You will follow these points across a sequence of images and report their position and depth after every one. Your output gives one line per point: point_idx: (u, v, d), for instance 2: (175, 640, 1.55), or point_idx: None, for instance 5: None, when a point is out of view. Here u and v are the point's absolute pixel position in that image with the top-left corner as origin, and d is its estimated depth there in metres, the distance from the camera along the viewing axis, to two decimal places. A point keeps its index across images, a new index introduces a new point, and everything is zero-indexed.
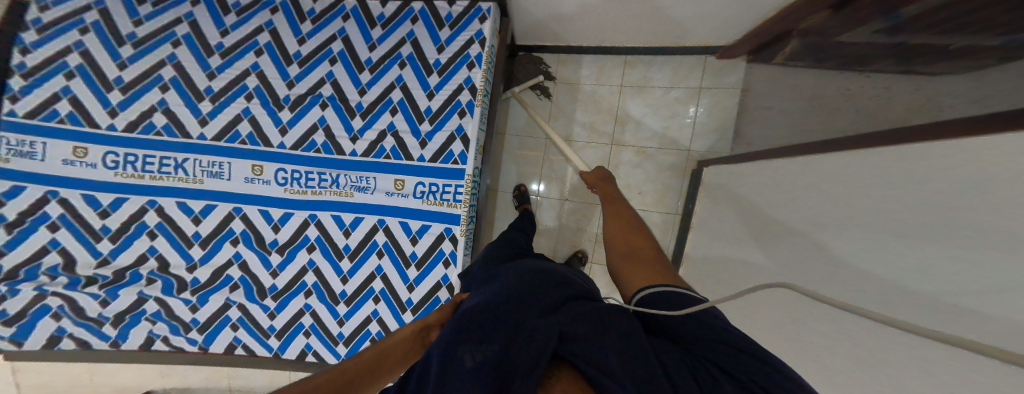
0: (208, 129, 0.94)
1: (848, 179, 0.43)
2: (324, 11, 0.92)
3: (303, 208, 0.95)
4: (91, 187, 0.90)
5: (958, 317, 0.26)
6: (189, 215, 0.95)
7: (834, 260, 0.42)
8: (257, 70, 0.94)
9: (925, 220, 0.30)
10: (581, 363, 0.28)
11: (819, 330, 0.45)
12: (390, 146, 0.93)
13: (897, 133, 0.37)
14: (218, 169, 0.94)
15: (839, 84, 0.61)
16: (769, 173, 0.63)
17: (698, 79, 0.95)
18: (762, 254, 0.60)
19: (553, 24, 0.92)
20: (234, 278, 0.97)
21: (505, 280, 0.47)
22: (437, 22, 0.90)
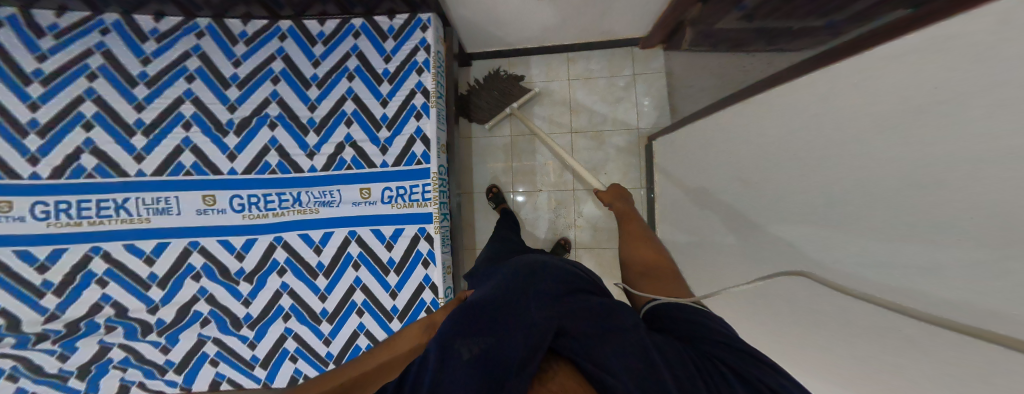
0: (146, 163, 0.94)
1: (782, 144, 0.48)
2: (258, 30, 0.97)
3: (270, 229, 0.97)
4: (20, 243, 0.86)
5: (856, 218, 0.32)
6: (140, 256, 0.93)
7: (785, 219, 0.47)
8: (191, 97, 0.95)
9: (843, 162, 0.35)
10: (581, 360, 0.33)
11: (781, 278, 0.49)
12: (351, 157, 0.97)
13: (797, 96, 0.44)
14: (170, 204, 0.95)
15: (723, 61, 0.74)
16: (716, 145, 0.70)
17: (630, 67, 1.09)
18: (724, 219, 0.66)
19: (495, 30, 1.01)
20: (203, 313, 0.95)
21: (502, 282, 0.51)
22: (380, 35, 0.98)
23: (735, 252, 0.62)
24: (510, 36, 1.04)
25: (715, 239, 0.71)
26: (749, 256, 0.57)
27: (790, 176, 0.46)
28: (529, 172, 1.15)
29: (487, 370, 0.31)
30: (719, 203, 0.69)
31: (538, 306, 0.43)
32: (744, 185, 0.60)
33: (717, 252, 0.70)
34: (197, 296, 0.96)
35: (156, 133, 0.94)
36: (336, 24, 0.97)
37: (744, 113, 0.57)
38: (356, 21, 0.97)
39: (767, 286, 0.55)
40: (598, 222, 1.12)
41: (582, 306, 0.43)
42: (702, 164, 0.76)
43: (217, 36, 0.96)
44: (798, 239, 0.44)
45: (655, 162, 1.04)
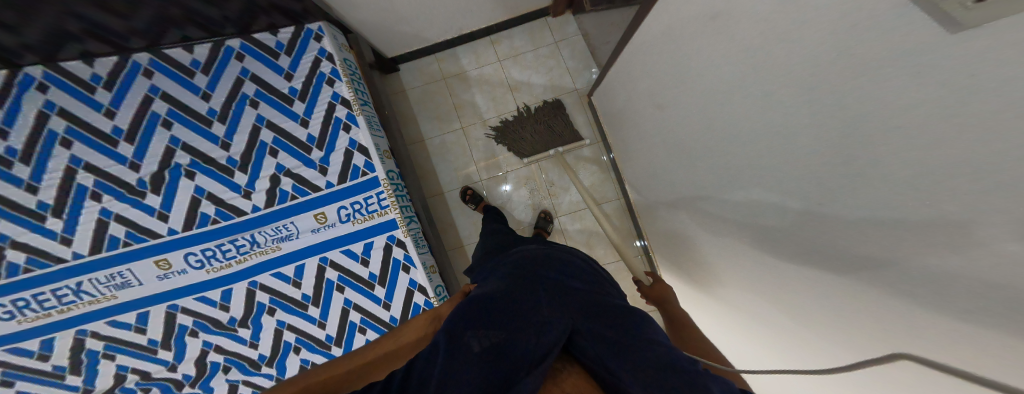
0: (78, 244, 0.93)
1: (718, 84, 0.50)
2: (118, 70, 0.89)
3: (244, 274, 1.00)
4: (11, 341, 0.94)
5: (829, 143, 0.31)
6: (129, 328, 0.98)
7: (741, 158, 0.50)
8: (80, 164, 0.91)
9: (791, 94, 0.35)
10: (590, 360, 0.41)
11: (741, 211, 0.54)
12: (291, 186, 0.96)
13: (719, 39, 0.45)
14: (127, 276, 0.96)
15: (614, 16, 0.77)
16: (654, 95, 0.72)
17: (550, 37, 1.14)
18: (685, 160, 0.70)
19: (404, 27, 0.96)
20: (220, 362, 1.03)
21: (508, 278, 0.58)
22: (271, 54, 0.91)
23: (698, 188, 0.68)
24: (423, 31, 1.01)
25: (680, 184, 0.76)
26: (715, 191, 0.61)
27: (741, 117, 0.47)
28: (492, 159, 1.16)
29: (493, 362, 0.38)
30: (678, 150, 0.72)
31: (549, 304, 0.49)
32: (691, 130, 0.63)
33: (683, 196, 0.76)
34: (204, 349, 1.02)
35: (67, 212, 0.92)
36: (208, 48, 0.91)
37: (677, 59, 0.58)
38: (232, 42, 0.91)
39: (717, 217, 0.63)
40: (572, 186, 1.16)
41: (591, 305, 0.50)
42: (650, 113, 0.78)
43: (63, 85, 0.87)
44: (757, 177, 0.47)
45: (602, 115, 1.10)
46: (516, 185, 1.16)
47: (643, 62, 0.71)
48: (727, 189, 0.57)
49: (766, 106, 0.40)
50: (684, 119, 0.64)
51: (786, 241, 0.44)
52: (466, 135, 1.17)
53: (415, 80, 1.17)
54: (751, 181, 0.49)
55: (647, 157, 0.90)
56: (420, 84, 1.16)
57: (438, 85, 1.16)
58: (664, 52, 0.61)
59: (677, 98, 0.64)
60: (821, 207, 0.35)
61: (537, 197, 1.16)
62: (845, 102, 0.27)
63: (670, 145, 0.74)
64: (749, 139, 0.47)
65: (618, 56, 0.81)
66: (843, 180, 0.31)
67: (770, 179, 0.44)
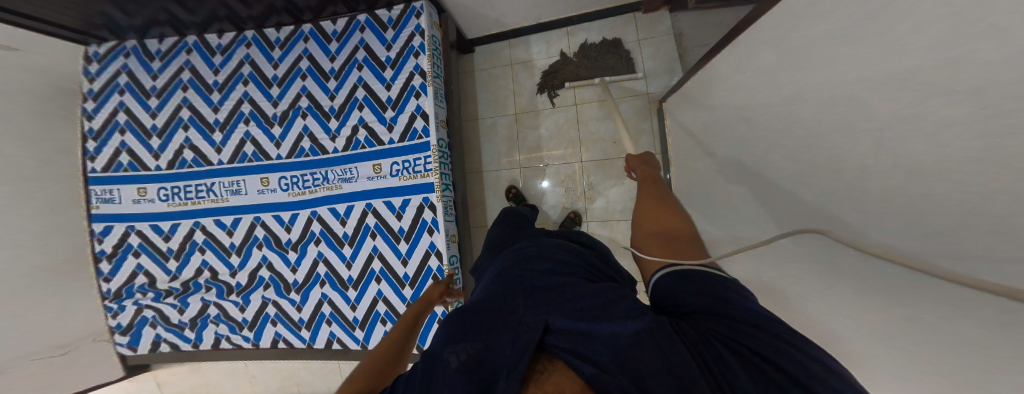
0: (225, 155, 1.21)
1: (815, 84, 0.38)
2: (290, 37, 1.18)
3: (306, 203, 1.14)
4: (155, 218, 1.23)
5: (965, 151, 0.20)
6: (224, 228, 1.20)
7: (832, 181, 0.36)
8: (248, 97, 1.20)
9: (909, 81, 0.24)
10: (579, 361, 0.27)
11: (840, 260, 0.37)
12: (363, 137, 1.08)
13: (831, 21, 0.35)
14: (233, 186, 1.20)
15: (723, 14, 0.66)
16: (741, 105, 0.59)
17: (634, 34, 1.08)
18: (762, 187, 0.54)
19: (487, 11, 1.04)
20: (265, 278, 1.17)
21: (496, 277, 0.50)
22: (381, 26, 1.09)
23: (773, 224, 0.50)
24: (503, 16, 1.07)
25: (748, 214, 0.60)
26: (795, 231, 0.45)
27: (837, 122, 0.34)
28: (535, 152, 1.13)
29: (474, 377, 0.28)
30: (755, 175, 0.56)
31: (526, 305, 0.37)
32: (777, 144, 0.48)
33: (749, 231, 0.60)
34: (260, 263, 1.17)
35: (225, 130, 1.20)
36: (345, 22, 1.13)
37: (773, 58, 0.47)
38: (361, 18, 1.11)
39: (805, 265, 0.45)
40: (613, 194, 1.06)
41: (588, 293, 0.38)
42: (729, 126, 0.65)
43: (259, 45, 1.20)
44: (844, 199, 0.34)
45: (669, 125, 0.99)
46: (554, 180, 1.10)
47: (735, 64, 0.60)
48: (799, 218, 0.43)
49: (862, 103, 0.30)
50: (765, 132, 0.52)
51: (899, 297, 0.29)
52: (514, 119, 1.17)
53: (484, 65, 1.23)
54: (841, 211, 0.35)
55: (718, 184, 0.74)
56: (489, 68, 1.23)
57: (505, 70, 1.20)
58: (765, 46, 0.49)
59: (769, 108, 0.50)
60: (956, 257, 0.22)
61: (572, 196, 1.09)
62: (980, 65, 0.18)
63: (744, 168, 0.60)
64: (844, 154, 0.34)
65: (703, 64, 0.73)
66: (977, 191, 0.20)
67: (875, 209, 0.30)
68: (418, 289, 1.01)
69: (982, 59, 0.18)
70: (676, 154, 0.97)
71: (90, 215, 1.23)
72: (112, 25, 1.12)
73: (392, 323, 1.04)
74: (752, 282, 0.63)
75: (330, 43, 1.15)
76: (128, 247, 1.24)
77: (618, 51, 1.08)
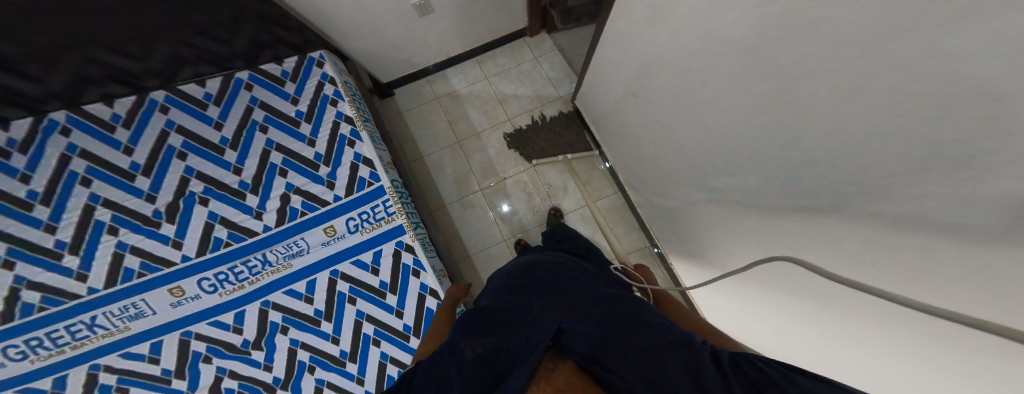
0: (94, 280, 0.88)
1: (709, 74, 0.53)
2: (134, 108, 0.91)
3: (252, 296, 0.95)
4: (15, 383, 0.84)
5: (850, 109, 0.31)
6: (142, 359, 0.90)
7: (748, 139, 0.51)
8: (99, 200, 0.89)
9: (795, 68, 0.37)
10: (580, 358, 0.40)
11: (754, 192, 0.53)
12: (300, 203, 0.96)
13: (702, 31, 0.50)
14: (131, 310, 0.90)
15: (586, 32, 0.91)
16: (641, 95, 0.77)
17: (529, 53, 1.28)
18: (681, 150, 0.72)
19: (395, 53, 1.11)
20: (235, 388, 0.92)
21: (505, 282, 0.62)
22: (275, 81, 1.00)
23: (707, 176, 0.66)
24: (413, 56, 1.16)
25: (682, 176, 0.76)
26: (724, 178, 0.61)
27: (741, 98, 0.48)
28: (489, 170, 1.22)
29: (486, 368, 0.40)
30: (673, 143, 0.74)
31: (539, 306, 0.50)
32: (687, 118, 0.65)
33: (683, 185, 0.77)
34: (219, 375, 0.92)
35: (85, 247, 0.87)
36: (219, 81, 0.97)
37: (663, 57, 0.63)
38: (241, 74, 0.98)
39: (723, 199, 0.63)
40: (567, 185, 1.21)
41: (590, 299, 0.50)
42: (630, 107, 0.86)
43: (87, 128, 0.87)
44: (757, 148, 0.49)
45: (591, 124, 1.16)
46: (515, 195, 1.20)
47: (622, 64, 0.78)
48: (737, 170, 0.56)
49: (768, 79, 0.42)
50: (674, 111, 0.68)
51: (798, 208, 0.44)
52: (455, 144, 1.24)
53: (409, 104, 1.28)
54: (761, 159, 0.49)
55: (642, 156, 0.93)
56: (414, 107, 1.27)
57: (431, 104, 1.27)
58: (643, 55, 0.68)
59: (667, 93, 0.67)
60: (847, 175, 0.34)
61: (535, 201, 1.19)
62: (843, 52, 0.30)
63: (662, 139, 0.78)
64: (751, 120, 0.48)
65: (588, 67, 0.95)
66: (860, 129, 0.31)
67: (784, 152, 0.44)
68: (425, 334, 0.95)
69: (854, 53, 0.29)
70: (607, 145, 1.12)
71: None
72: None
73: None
74: (683, 222, 0.85)
75: (206, 108, 0.96)
76: None
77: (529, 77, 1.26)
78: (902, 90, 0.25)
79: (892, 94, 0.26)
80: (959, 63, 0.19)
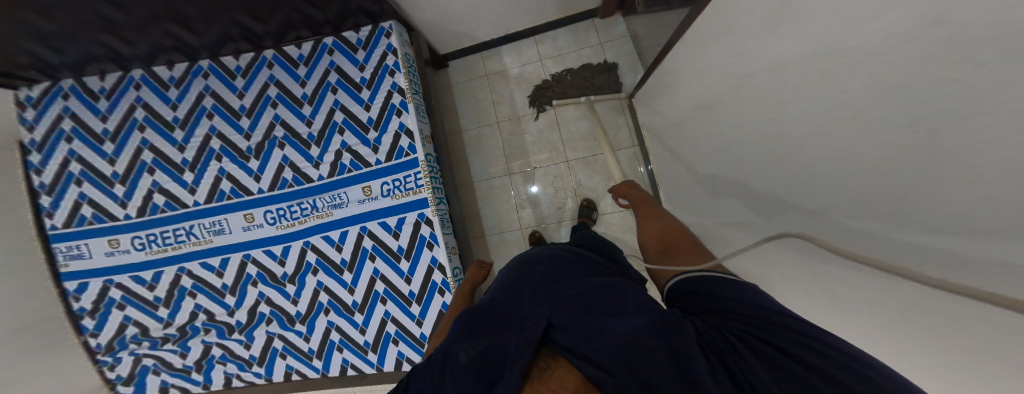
0: (200, 194, 1.08)
1: (766, 72, 0.46)
2: (251, 65, 1.09)
3: (288, 235, 1.03)
4: (132, 269, 1.08)
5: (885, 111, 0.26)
6: (212, 271, 1.06)
7: (791, 152, 0.43)
8: (215, 132, 1.09)
9: (838, 67, 0.31)
10: (578, 359, 0.32)
11: (797, 214, 0.44)
12: (349, 160, 1.04)
13: (767, 23, 0.43)
14: (214, 224, 1.07)
15: (667, 19, 0.80)
16: (707, 94, 0.67)
17: (595, 38, 1.20)
18: (735, 161, 0.62)
19: (456, 26, 1.13)
20: (266, 313, 1.03)
21: (497, 282, 0.55)
22: (350, 48, 1.07)
23: (754, 194, 0.56)
24: (473, 30, 1.17)
25: (744, 207, 0.61)
26: (767, 198, 0.52)
27: (790, 103, 0.41)
28: (522, 156, 1.17)
29: (481, 371, 0.33)
30: (728, 153, 0.64)
31: (532, 299, 0.43)
32: (743, 123, 0.56)
33: (736, 207, 0.64)
34: (258, 299, 1.02)
35: (198, 168, 1.09)
36: (311, 46, 1.09)
37: (740, 50, 0.51)
38: (328, 40, 1.08)
39: (767, 221, 0.53)
40: (598, 187, 1.11)
41: (584, 286, 0.43)
42: (696, 117, 0.75)
43: (219, 74, 1.10)
44: (798, 161, 0.42)
45: (642, 118, 1.08)
46: (542, 183, 1.14)
47: (694, 56, 0.68)
48: (799, 219, 0.44)
49: (848, 112, 0.31)
50: (734, 115, 0.58)
51: (830, 230, 0.37)
52: (495, 120, 1.23)
53: (459, 79, 1.31)
54: (801, 174, 0.41)
55: (701, 175, 0.77)
56: (465, 82, 1.30)
57: (480, 81, 1.28)
58: (716, 45, 0.58)
59: (734, 92, 0.57)
60: (891, 198, 0.27)
61: (562, 196, 1.12)
62: (883, 39, 0.24)
63: (721, 149, 0.67)
64: (795, 129, 0.41)
65: (663, 58, 0.83)
66: (916, 139, 0.23)
67: (821, 167, 0.37)
68: (425, 306, 0.96)
69: (892, 42, 0.23)
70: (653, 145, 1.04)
71: (60, 275, 1.09)
72: (41, 64, 0.98)
73: (405, 342, 0.96)
74: (721, 250, 0.74)
75: (298, 68, 1.08)
76: (83, 310, 1.09)
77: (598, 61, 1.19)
78: (942, 85, 0.20)
79: (927, 92, 0.21)
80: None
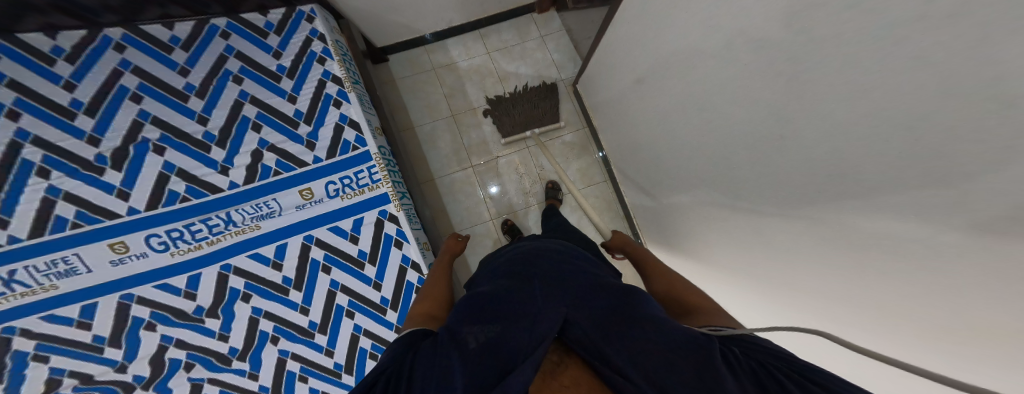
0: (16, 228, 0.76)
1: (698, 57, 0.57)
2: (80, 46, 0.79)
3: (199, 260, 0.86)
4: None
5: (808, 78, 0.36)
6: (71, 324, 0.80)
7: (729, 119, 0.55)
8: (27, 138, 0.76)
9: (766, 47, 0.41)
10: (588, 352, 0.38)
11: (734, 168, 0.57)
12: (274, 162, 0.89)
13: (696, 18, 0.53)
14: (60, 265, 0.78)
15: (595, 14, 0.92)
16: (642, 81, 0.79)
17: (536, 30, 1.27)
18: (671, 133, 0.75)
19: (394, 16, 1.06)
20: (182, 359, 0.85)
21: (499, 272, 0.62)
22: (258, 33, 0.90)
23: (694, 158, 0.70)
24: (414, 21, 1.12)
25: (687, 174, 0.75)
26: (706, 159, 0.65)
27: (725, 79, 0.52)
28: (483, 145, 1.19)
29: (491, 356, 0.37)
30: (665, 126, 0.77)
31: (542, 295, 0.49)
32: (678, 101, 0.68)
33: (677, 172, 0.79)
34: (163, 344, 0.84)
35: (7, 190, 0.76)
36: (190, 26, 0.86)
37: (671, 40, 0.62)
38: (218, 21, 0.88)
39: (708, 177, 0.67)
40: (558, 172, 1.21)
41: (592, 291, 0.50)
42: (633, 98, 0.87)
43: (13, 54, 0.75)
44: (735, 125, 0.53)
45: (587, 104, 1.20)
46: (509, 178, 1.19)
47: (625, 47, 0.80)
48: (740, 171, 0.56)
49: (779, 78, 0.40)
50: (669, 95, 0.71)
51: (766, 173, 0.49)
52: (448, 114, 1.21)
53: (404, 71, 1.23)
54: (739, 135, 0.53)
55: (647, 151, 0.92)
56: (411, 75, 1.23)
57: (428, 75, 1.23)
58: (648, 38, 0.70)
59: (665, 77, 0.69)
60: (812, 141, 0.38)
61: (526, 181, 1.19)
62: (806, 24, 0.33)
63: (658, 125, 0.80)
64: (731, 100, 0.52)
65: (595, 49, 0.96)
66: (830, 94, 0.33)
67: (757, 126, 0.48)
68: (403, 310, 0.92)
69: (815, 24, 0.32)
70: (601, 132, 1.18)
71: None
72: None
73: None
74: (671, 212, 0.91)
75: (171, 53, 0.85)
76: None
77: (542, 52, 1.26)
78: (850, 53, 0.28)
79: (840, 59, 0.30)
80: (959, 76, 0.18)
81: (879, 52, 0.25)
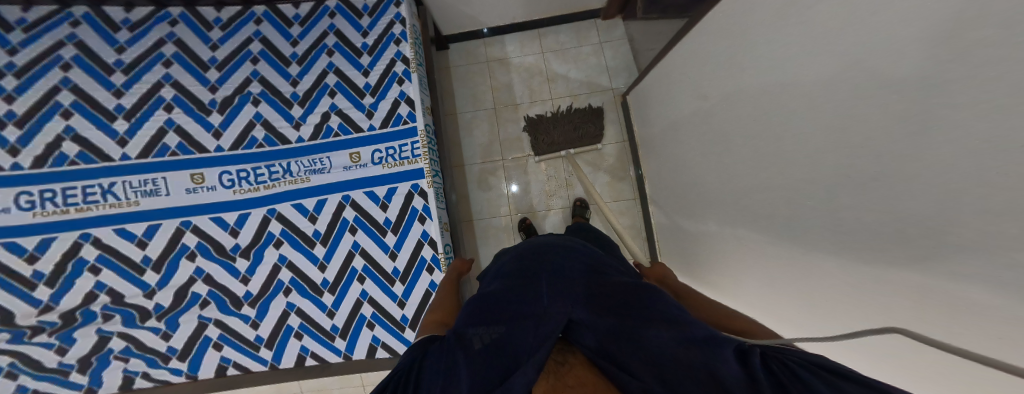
0: (132, 148, 0.89)
1: (741, 59, 0.56)
2: (235, 19, 0.99)
3: (249, 200, 0.92)
4: (9, 233, 0.82)
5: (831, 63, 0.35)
6: (132, 241, 0.87)
7: (761, 121, 0.52)
8: (169, 81, 0.93)
9: (799, 40, 0.40)
10: (597, 355, 0.30)
11: (764, 174, 0.53)
12: (337, 124, 0.97)
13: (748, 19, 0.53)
14: (148, 185, 0.89)
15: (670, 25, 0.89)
16: (693, 87, 0.77)
17: (596, 36, 1.31)
18: (711, 139, 0.71)
19: (466, 7, 1.17)
20: (202, 295, 0.87)
21: (507, 266, 0.53)
22: (354, 12, 1.04)
23: (729, 168, 0.65)
24: (480, 14, 1.22)
25: (723, 185, 0.69)
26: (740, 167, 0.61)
27: (761, 78, 0.51)
28: (517, 141, 1.20)
29: (496, 363, 0.30)
30: (707, 134, 0.73)
31: (550, 294, 0.39)
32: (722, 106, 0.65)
33: (714, 182, 0.73)
34: (193, 276, 0.87)
35: (137, 117, 0.91)
36: (310, 7, 1.02)
37: (724, 41, 0.61)
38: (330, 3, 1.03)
39: (741, 187, 0.62)
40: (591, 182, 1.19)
41: (609, 286, 0.39)
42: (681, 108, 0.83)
43: (191, 24, 0.96)
44: (767, 126, 0.50)
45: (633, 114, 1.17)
46: (536, 176, 1.16)
47: (686, 56, 0.78)
48: (770, 176, 0.51)
49: (808, 70, 0.39)
50: (713, 99, 0.68)
51: (793, 175, 0.45)
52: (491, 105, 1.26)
53: (460, 60, 1.33)
54: (769, 136, 0.50)
55: (685, 165, 0.87)
56: (466, 65, 1.32)
57: (481, 66, 1.31)
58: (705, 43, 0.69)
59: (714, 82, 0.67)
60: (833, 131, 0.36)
61: (553, 185, 1.15)
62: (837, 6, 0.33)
63: (701, 131, 0.76)
64: (763, 99, 0.50)
65: (660, 60, 0.93)
66: (851, 74, 0.32)
67: (786, 123, 0.45)
68: (409, 285, 0.88)
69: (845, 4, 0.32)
70: (641, 146, 1.13)
71: None
72: None
73: (382, 325, 0.88)
74: (702, 236, 0.82)
75: (291, 27, 1.01)
76: None
77: (597, 57, 1.29)
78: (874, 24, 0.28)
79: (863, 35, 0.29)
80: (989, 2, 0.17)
81: (903, 12, 0.24)
